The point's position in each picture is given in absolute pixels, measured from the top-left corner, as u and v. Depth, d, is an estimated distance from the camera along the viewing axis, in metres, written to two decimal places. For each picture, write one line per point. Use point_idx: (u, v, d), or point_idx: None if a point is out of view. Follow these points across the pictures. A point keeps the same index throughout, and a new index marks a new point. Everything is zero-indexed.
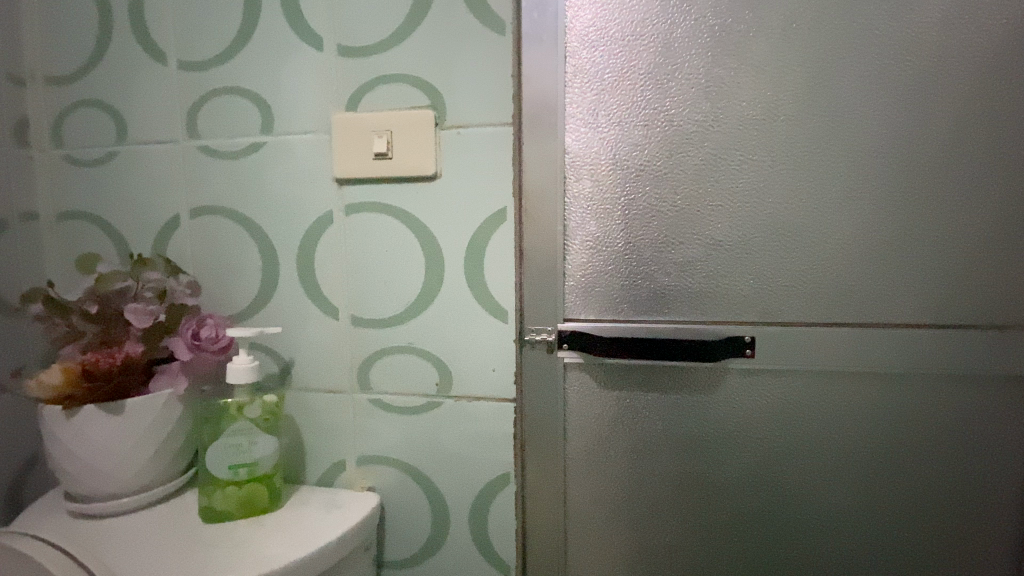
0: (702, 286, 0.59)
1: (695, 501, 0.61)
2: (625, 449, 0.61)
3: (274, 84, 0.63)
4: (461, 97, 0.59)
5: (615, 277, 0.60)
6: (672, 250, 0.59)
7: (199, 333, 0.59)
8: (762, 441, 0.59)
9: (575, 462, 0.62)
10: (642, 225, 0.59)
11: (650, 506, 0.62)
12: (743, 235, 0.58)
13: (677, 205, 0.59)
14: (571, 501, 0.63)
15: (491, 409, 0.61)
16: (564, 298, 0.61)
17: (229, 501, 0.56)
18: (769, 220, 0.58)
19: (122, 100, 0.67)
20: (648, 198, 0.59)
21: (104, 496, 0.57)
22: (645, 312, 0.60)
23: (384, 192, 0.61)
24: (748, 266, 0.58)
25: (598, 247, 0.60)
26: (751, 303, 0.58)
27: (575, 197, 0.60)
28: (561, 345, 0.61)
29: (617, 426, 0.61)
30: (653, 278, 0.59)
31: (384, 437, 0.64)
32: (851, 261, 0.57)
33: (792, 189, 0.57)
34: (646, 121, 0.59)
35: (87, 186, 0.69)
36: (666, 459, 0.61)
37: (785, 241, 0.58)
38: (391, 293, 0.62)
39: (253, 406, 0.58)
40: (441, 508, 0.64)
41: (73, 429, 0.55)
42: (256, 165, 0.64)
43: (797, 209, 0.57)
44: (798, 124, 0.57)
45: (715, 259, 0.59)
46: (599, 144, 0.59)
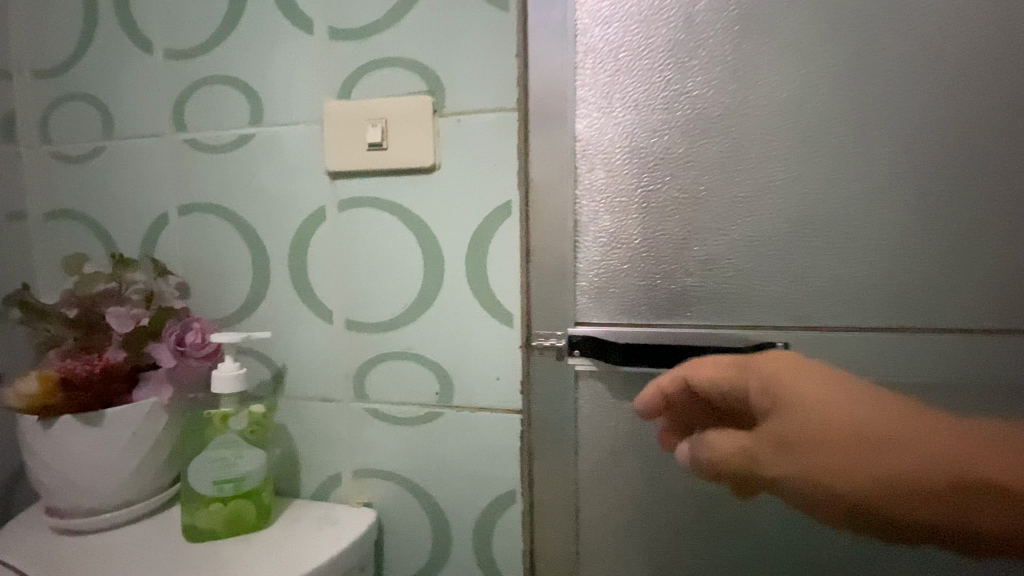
0: (731, 287, 0.53)
1: (719, 522, 0.55)
2: (643, 466, 0.56)
3: (263, 72, 0.59)
4: (461, 81, 0.54)
5: (631, 277, 0.54)
6: (695, 247, 0.53)
7: (184, 339, 0.56)
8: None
9: (587, 479, 0.57)
10: (661, 219, 0.54)
11: (669, 527, 0.56)
12: (776, 230, 0.52)
13: (700, 197, 0.53)
14: (584, 521, 0.58)
15: (496, 421, 0.57)
16: (575, 301, 0.55)
17: (214, 518, 0.52)
18: (806, 213, 0.51)
19: (109, 92, 0.64)
20: (669, 189, 0.53)
21: (83, 511, 0.54)
22: (665, 316, 0.54)
23: (379, 186, 0.57)
24: (783, 265, 0.52)
25: (612, 244, 0.54)
26: (785, 306, 0.52)
27: (587, 189, 0.54)
28: (571, 351, 0.55)
29: (634, 440, 0.56)
30: (674, 279, 0.54)
31: (382, 449, 0.60)
32: (901, 259, 0.50)
33: (833, 179, 0.51)
34: (666, 104, 0.53)
35: (74, 183, 0.66)
36: (688, 476, 0.55)
37: (826, 237, 0.51)
38: (388, 295, 0.58)
39: (238, 417, 0.54)
40: (442, 526, 0.59)
41: (52, 441, 0.52)
42: (245, 159, 0.60)
43: (837, 200, 0.51)
44: (840, 104, 0.50)
45: (744, 257, 0.53)
46: (614, 131, 0.54)
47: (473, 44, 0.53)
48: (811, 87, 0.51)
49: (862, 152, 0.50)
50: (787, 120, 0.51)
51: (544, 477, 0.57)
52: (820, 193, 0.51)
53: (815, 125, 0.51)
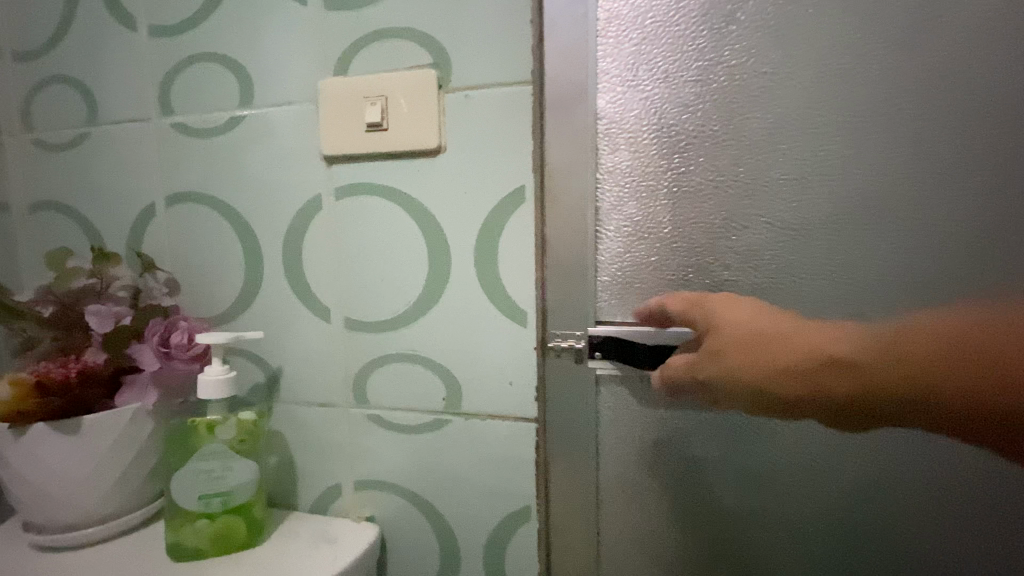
0: (773, 281, 0.47)
1: (757, 540, 0.50)
2: (671, 481, 0.50)
3: (254, 48, 0.54)
4: (469, 53, 0.48)
5: (660, 270, 0.49)
6: (732, 236, 0.47)
7: (169, 340, 0.51)
8: (845, 472, 0.47)
9: (609, 494, 0.52)
10: (693, 205, 0.48)
11: (701, 547, 0.51)
12: (826, 217, 0.46)
13: (738, 180, 0.47)
14: (605, 539, 0.52)
15: (508, 429, 0.52)
16: (596, 297, 0.50)
17: (201, 536, 0.48)
18: (860, 196, 0.45)
19: (92, 75, 0.60)
20: (703, 170, 0.47)
21: (62, 526, 0.50)
22: None
23: (380, 171, 0.51)
24: (834, 256, 0.46)
25: (638, 233, 0.49)
26: (837, 303, 0.46)
27: (609, 172, 0.49)
28: (592, 354, 0.50)
29: (661, 452, 0.50)
30: (708, 272, 0.48)
31: (384, 460, 0.55)
32: (973, 249, 0.44)
33: (892, 158, 0.44)
34: (700, 76, 0.47)
35: (58, 173, 0.62)
36: (721, 493, 0.50)
37: (883, 224, 0.45)
38: (389, 291, 0.53)
39: (225, 425, 0.49)
40: (450, 543, 0.54)
41: (25, 451, 0.48)
42: (236, 144, 0.55)
43: (898, 181, 0.44)
44: (902, 72, 0.44)
45: (789, 248, 0.47)
46: (641, 107, 0.48)
47: (481, 12, 0.48)
48: (866, 53, 0.44)
49: (929, 127, 0.44)
50: (839, 91, 0.45)
51: (562, 492, 0.52)
52: (877, 175, 0.45)
53: (871, 97, 0.45)
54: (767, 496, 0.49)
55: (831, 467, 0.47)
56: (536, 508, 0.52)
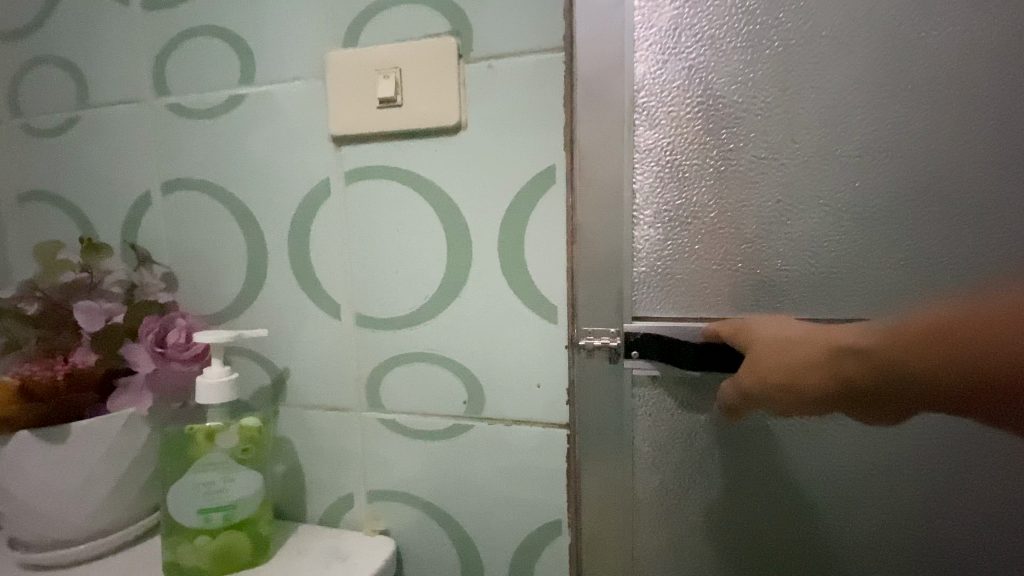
0: (832, 272, 0.42)
1: (814, 555, 0.44)
2: (721, 491, 0.45)
3: (255, 19, 0.49)
4: (491, 18, 0.44)
5: (704, 261, 0.44)
6: (785, 220, 0.42)
7: (165, 338, 0.47)
8: (922, 481, 0.42)
9: (646, 505, 0.47)
10: (740, 187, 0.43)
11: (751, 562, 0.46)
12: (894, 197, 0.41)
13: (792, 158, 0.42)
14: (642, 554, 0.47)
15: (535, 436, 0.47)
16: (632, 290, 0.45)
17: (200, 555, 0.43)
18: (936, 173, 0.40)
19: (82, 54, 0.55)
20: (753, 148, 0.42)
21: (50, 542, 0.45)
22: (747, 310, 0.43)
23: (393, 152, 0.47)
24: (903, 243, 0.41)
25: (679, 219, 0.44)
26: (905, 295, 0.41)
27: (646, 152, 0.44)
28: (628, 353, 0.45)
29: (706, 459, 0.45)
30: (758, 262, 0.43)
31: (401, 468, 0.50)
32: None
33: (976, 128, 0.39)
34: (752, 41, 0.42)
35: (47, 161, 0.58)
36: (780, 503, 0.45)
37: (965, 204, 0.40)
38: (403, 285, 0.48)
39: (226, 433, 0.45)
40: (472, 559, 0.50)
41: (9, 462, 0.43)
42: (237, 126, 0.51)
43: (981, 156, 0.39)
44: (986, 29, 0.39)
45: (851, 233, 0.42)
46: (683, 78, 0.43)
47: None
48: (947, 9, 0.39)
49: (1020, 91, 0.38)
50: (913, 54, 0.40)
51: (597, 504, 0.47)
52: (957, 148, 0.40)
53: (951, 59, 0.39)
54: (831, 507, 0.44)
55: (903, 475, 0.42)
56: (568, 520, 0.47)
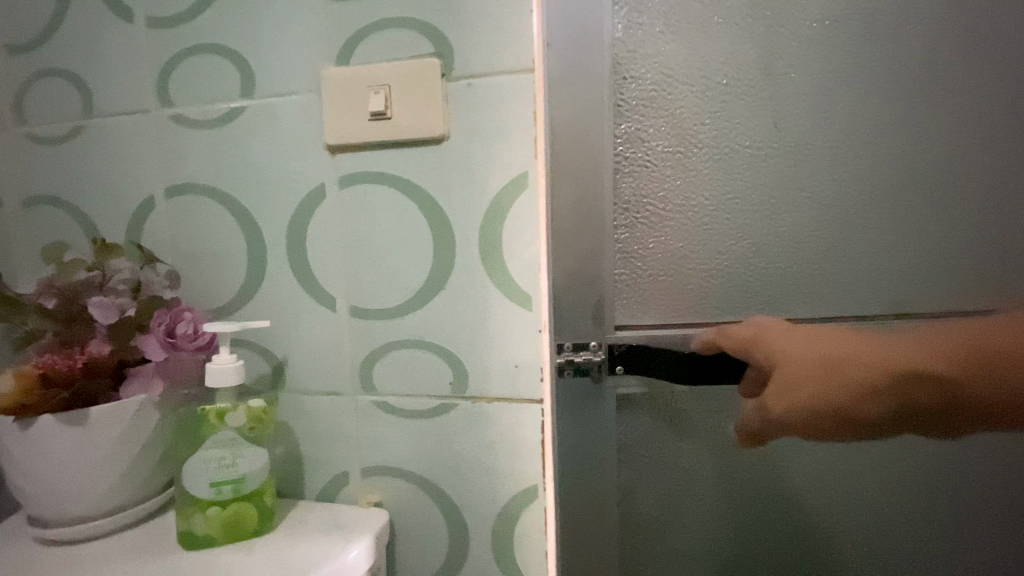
0: (775, 262, 0.58)
1: (770, 510, 0.63)
2: (689, 519, 0.63)
3: (255, 39, 0.54)
4: (471, 42, 0.49)
5: (675, 256, 0.58)
6: (736, 218, 0.58)
7: (174, 330, 0.51)
8: (864, 469, 0.62)
9: (648, 486, 0.63)
10: (704, 194, 0.58)
11: (730, 520, 0.63)
12: (807, 202, 0.58)
13: (739, 167, 0.58)
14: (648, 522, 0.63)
15: (515, 412, 0.53)
16: (620, 284, 0.58)
17: (212, 524, 0.48)
18: (829, 184, 0.57)
19: (88, 68, 0.59)
20: (717, 176, 0.58)
21: (67, 520, 0.50)
22: (707, 292, 0.59)
23: (383, 160, 0.52)
24: (821, 242, 0.58)
25: (659, 223, 0.58)
26: (828, 284, 0.58)
27: (633, 166, 0.57)
28: (612, 368, 0.59)
29: (680, 444, 0.62)
30: (717, 251, 0.58)
31: (393, 445, 0.56)
32: (928, 272, 0.58)
33: (838, 163, 0.57)
34: (710, 70, 0.56)
35: (53, 167, 0.62)
36: (751, 481, 0.63)
37: (846, 210, 0.57)
38: (395, 279, 0.54)
39: (236, 412, 0.49)
40: (458, 526, 0.55)
41: (31, 444, 0.47)
42: (238, 136, 0.56)
43: (846, 177, 0.57)
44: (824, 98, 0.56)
45: (782, 225, 0.58)
46: (669, 117, 0.57)
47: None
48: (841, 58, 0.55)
49: (857, 150, 0.57)
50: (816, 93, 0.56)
51: (600, 533, 0.62)
52: (833, 171, 0.57)
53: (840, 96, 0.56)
54: (781, 482, 0.62)
55: (860, 459, 0.61)
56: (544, 486, 0.53)
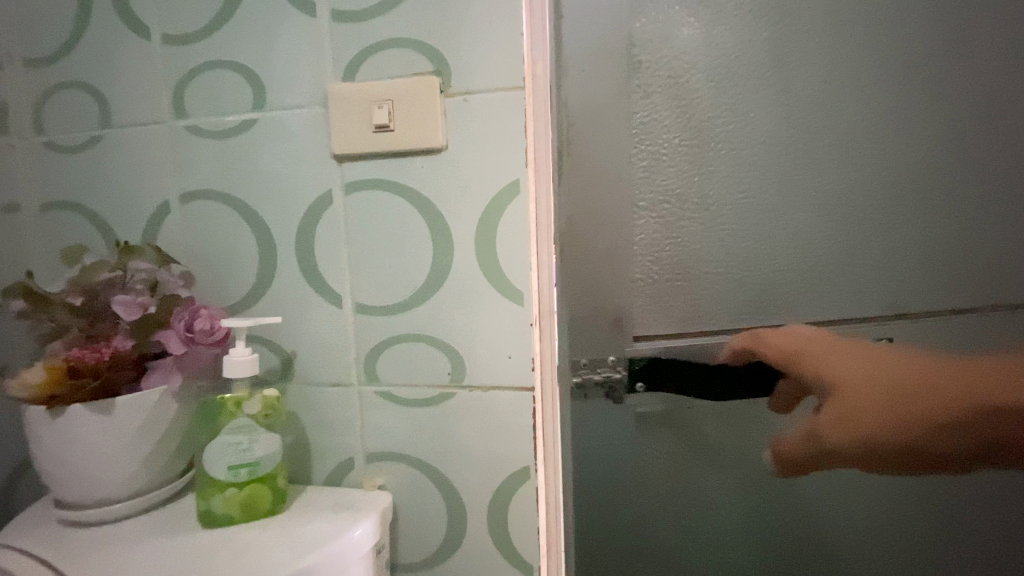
0: (746, 243, 0.84)
1: (762, 508, 0.97)
2: (710, 522, 0.97)
3: (266, 55, 0.58)
4: (467, 60, 0.54)
5: (674, 241, 0.83)
6: (719, 206, 0.83)
7: (193, 325, 0.55)
8: (858, 497, 0.95)
9: (689, 477, 0.95)
10: (696, 192, 0.82)
11: (730, 522, 0.98)
12: (771, 190, 0.83)
13: (718, 166, 0.82)
14: (690, 515, 0.97)
15: (508, 399, 0.57)
16: (641, 268, 0.83)
17: (230, 504, 0.52)
18: (779, 181, 0.83)
19: (105, 81, 0.63)
20: (706, 170, 0.82)
21: (89, 504, 0.53)
22: (697, 272, 0.84)
23: (386, 168, 0.57)
24: (781, 222, 0.84)
25: (667, 213, 0.82)
26: (781, 251, 0.84)
27: (648, 161, 0.80)
28: (633, 384, 0.88)
29: (697, 456, 0.93)
30: (703, 234, 0.83)
31: (396, 432, 0.60)
32: (882, 291, 0.86)
33: (799, 177, 0.83)
34: (707, 82, 0.79)
35: (70, 174, 0.65)
36: (761, 493, 0.96)
37: (795, 203, 0.83)
38: (397, 278, 0.58)
39: (251, 400, 0.54)
40: (456, 506, 0.60)
41: (59, 432, 0.51)
42: (250, 145, 0.60)
43: (796, 172, 0.83)
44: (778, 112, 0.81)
45: (751, 207, 0.83)
46: (672, 120, 0.79)
47: (642, 36, 0.76)
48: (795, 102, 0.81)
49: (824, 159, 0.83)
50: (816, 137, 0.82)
51: (628, 524, 0.98)
52: (790, 174, 0.83)
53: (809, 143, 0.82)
54: (800, 505, 0.96)
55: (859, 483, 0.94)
56: (536, 467, 0.58)
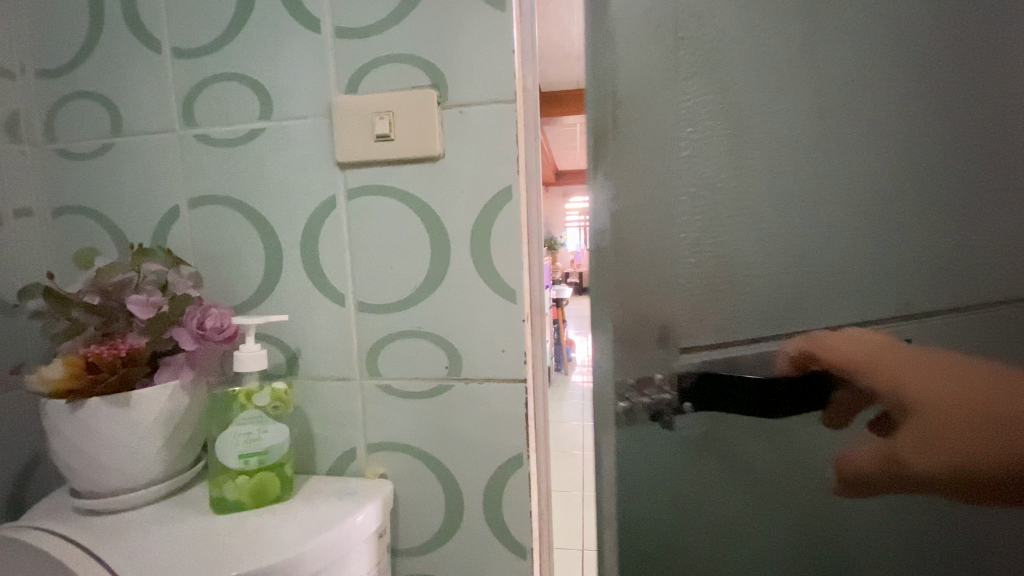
0: (778, 229, 0.89)
1: (780, 505, 1.06)
2: (728, 514, 1.06)
3: (272, 68, 0.62)
4: (462, 74, 0.58)
5: (708, 236, 0.88)
6: (762, 185, 0.88)
7: (204, 323, 0.59)
8: (855, 507, 1.05)
9: (713, 479, 1.04)
10: (735, 181, 0.87)
11: (745, 520, 1.07)
12: (810, 170, 0.88)
13: (762, 147, 0.87)
14: (718, 514, 1.06)
15: (502, 390, 0.61)
16: (681, 275, 0.88)
17: (241, 491, 0.56)
18: (818, 158, 0.88)
19: (116, 91, 0.66)
20: (770, 150, 0.87)
21: (105, 493, 0.56)
22: (735, 274, 0.90)
23: (386, 175, 0.60)
24: (816, 206, 0.89)
25: (706, 201, 0.87)
26: (815, 238, 0.90)
27: (689, 144, 0.84)
28: (683, 405, 0.98)
29: (726, 460, 1.02)
30: (738, 223, 0.88)
31: (396, 423, 0.64)
32: (888, 289, 0.92)
33: (821, 156, 0.88)
34: (786, 64, 0.86)
35: (82, 180, 0.68)
36: (787, 490, 1.05)
37: (826, 184, 0.89)
38: (397, 278, 0.62)
39: (261, 393, 0.57)
40: (454, 493, 0.63)
41: (76, 424, 0.54)
42: (256, 153, 0.63)
43: (829, 139, 0.88)
44: (801, 93, 0.87)
45: (793, 185, 0.88)
46: (720, 97, 0.84)
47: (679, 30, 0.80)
48: (825, 116, 0.88)
49: (826, 148, 0.88)
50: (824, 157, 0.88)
51: (660, 531, 1.06)
52: (818, 153, 0.88)
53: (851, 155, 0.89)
54: (815, 496, 1.05)
55: (859, 494, 1.04)
56: (528, 454, 0.61)
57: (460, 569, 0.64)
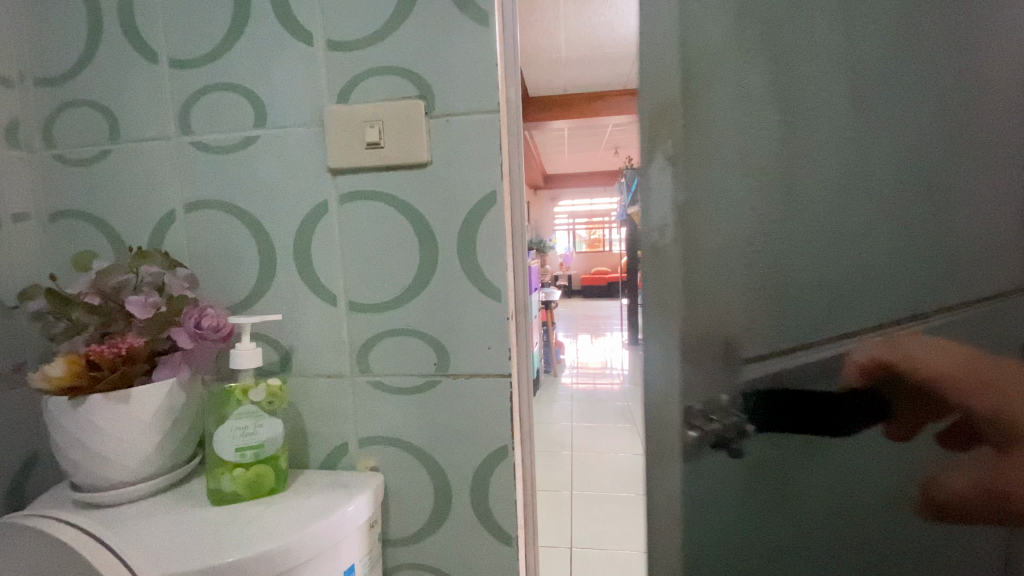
0: (863, 195, 0.62)
1: (781, 501, 0.71)
2: (755, 530, 0.71)
3: (266, 79, 0.65)
4: (448, 86, 0.61)
5: (784, 211, 0.62)
6: (868, 152, 0.61)
7: (201, 323, 0.61)
8: (910, 540, 0.70)
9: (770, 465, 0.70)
10: (830, 145, 0.61)
11: (757, 526, 0.71)
12: (902, 133, 0.61)
13: (852, 86, 0.61)
14: (720, 492, 0.69)
15: (487, 385, 0.64)
16: (748, 276, 0.62)
17: (237, 482, 0.58)
18: (925, 114, 0.61)
19: (114, 100, 0.69)
20: (844, 82, 0.61)
21: (106, 486, 0.58)
22: (812, 269, 0.63)
23: (376, 181, 0.63)
24: (890, 189, 0.62)
25: (778, 178, 0.62)
26: (892, 198, 0.62)
27: (741, 97, 0.60)
28: (742, 437, 0.68)
29: (783, 439, 0.69)
30: (817, 197, 0.62)
31: (387, 418, 0.66)
32: (996, 242, 0.63)
33: (895, 105, 0.61)
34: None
35: (80, 185, 0.71)
36: (789, 496, 0.71)
37: (928, 146, 0.62)
38: (386, 278, 0.65)
39: (256, 389, 0.60)
40: (443, 485, 0.66)
41: (78, 419, 0.56)
42: (251, 159, 0.66)
43: (912, 110, 0.61)
44: (877, 40, 0.61)
45: (901, 137, 0.61)
46: (801, 40, 0.60)
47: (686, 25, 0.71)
48: (890, 32, 0.61)
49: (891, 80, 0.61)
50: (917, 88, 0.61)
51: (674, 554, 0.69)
52: (907, 103, 0.61)
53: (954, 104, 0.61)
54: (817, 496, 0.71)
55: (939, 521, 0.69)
56: (512, 446, 0.64)
57: (450, 558, 0.67)
